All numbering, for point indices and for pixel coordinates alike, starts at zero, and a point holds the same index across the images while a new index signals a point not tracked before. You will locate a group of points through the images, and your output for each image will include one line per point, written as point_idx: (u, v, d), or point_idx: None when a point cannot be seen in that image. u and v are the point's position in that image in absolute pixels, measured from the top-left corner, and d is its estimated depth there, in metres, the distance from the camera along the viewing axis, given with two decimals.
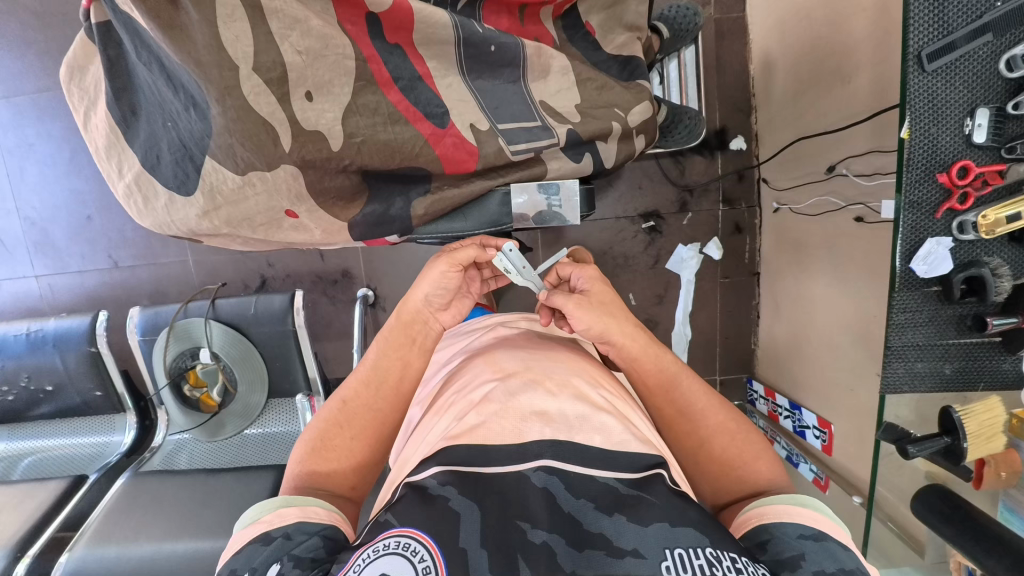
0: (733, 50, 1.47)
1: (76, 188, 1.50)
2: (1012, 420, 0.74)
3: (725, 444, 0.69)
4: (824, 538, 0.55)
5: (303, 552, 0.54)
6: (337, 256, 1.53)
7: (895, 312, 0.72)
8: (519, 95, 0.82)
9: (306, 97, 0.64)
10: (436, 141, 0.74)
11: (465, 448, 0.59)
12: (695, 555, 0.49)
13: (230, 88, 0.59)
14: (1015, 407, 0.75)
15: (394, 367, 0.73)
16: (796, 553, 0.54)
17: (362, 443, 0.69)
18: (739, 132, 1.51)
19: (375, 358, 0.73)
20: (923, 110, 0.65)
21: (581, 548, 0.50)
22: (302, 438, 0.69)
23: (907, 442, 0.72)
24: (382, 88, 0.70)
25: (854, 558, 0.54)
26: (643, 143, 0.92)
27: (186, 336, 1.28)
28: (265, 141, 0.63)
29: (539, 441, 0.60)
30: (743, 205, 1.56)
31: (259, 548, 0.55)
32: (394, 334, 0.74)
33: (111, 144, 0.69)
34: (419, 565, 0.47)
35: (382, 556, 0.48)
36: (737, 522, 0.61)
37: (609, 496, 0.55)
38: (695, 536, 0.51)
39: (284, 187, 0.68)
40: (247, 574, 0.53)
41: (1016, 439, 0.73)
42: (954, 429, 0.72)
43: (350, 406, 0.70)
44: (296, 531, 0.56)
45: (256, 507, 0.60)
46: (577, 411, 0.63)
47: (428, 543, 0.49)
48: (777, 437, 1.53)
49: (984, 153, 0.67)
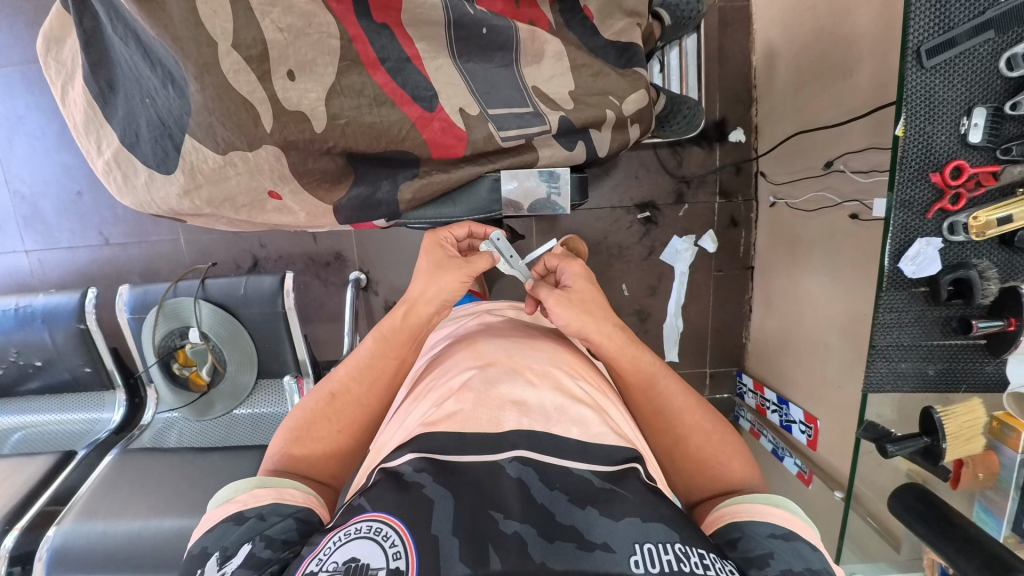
0: (736, 40, 1.44)
1: (66, 163, 1.48)
2: (992, 422, 0.74)
3: (699, 443, 0.69)
4: (794, 538, 0.55)
5: (276, 533, 0.55)
6: (329, 239, 1.52)
7: (883, 314, 0.72)
8: (511, 81, 0.80)
9: (289, 76, 0.64)
10: (424, 124, 0.73)
11: (442, 436, 0.59)
12: (664, 551, 0.49)
13: (208, 65, 0.58)
14: (997, 410, 0.75)
15: (389, 365, 0.74)
16: (766, 551, 0.54)
17: (348, 435, 0.70)
18: (738, 124, 1.49)
19: (370, 355, 0.73)
20: (920, 108, 0.64)
21: (552, 539, 0.49)
22: (285, 425, 0.69)
23: (887, 441, 0.72)
24: (369, 69, 0.69)
25: (821, 558, 0.55)
26: (637, 134, 0.90)
27: (175, 315, 1.27)
28: (245, 119, 0.62)
29: (517, 430, 0.60)
30: (740, 198, 1.55)
31: (231, 527, 0.55)
32: (395, 335, 0.74)
33: (89, 119, 0.67)
34: (390, 550, 0.47)
35: (354, 539, 0.49)
36: (709, 519, 0.61)
37: (583, 489, 0.54)
38: (665, 531, 0.51)
39: (266, 168, 0.68)
40: (218, 553, 0.53)
41: (996, 442, 0.73)
42: (934, 430, 0.72)
43: (340, 400, 0.70)
44: (269, 512, 0.57)
45: (230, 487, 0.60)
46: (556, 403, 0.63)
47: (400, 528, 0.49)
48: (764, 431, 1.55)
49: (979, 153, 0.66)
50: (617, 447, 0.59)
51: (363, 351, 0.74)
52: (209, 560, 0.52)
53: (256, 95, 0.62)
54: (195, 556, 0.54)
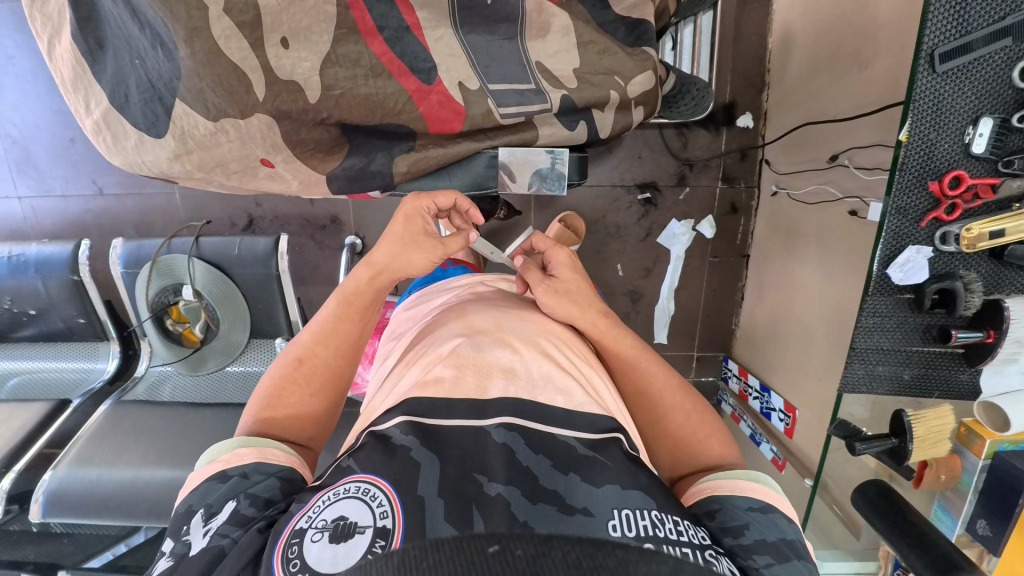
0: (753, 20, 1.39)
1: (58, 108, 1.44)
2: (960, 429, 0.76)
3: (680, 422, 0.72)
4: (770, 511, 0.58)
5: (260, 491, 0.57)
6: (326, 201, 1.51)
7: (863, 322, 0.73)
8: (514, 54, 0.78)
9: (282, 43, 0.63)
10: (420, 98, 0.72)
11: (427, 400, 0.61)
12: (640, 517, 0.51)
13: (197, 30, 0.58)
14: (965, 417, 0.77)
15: (351, 325, 0.73)
16: (741, 523, 0.56)
17: (318, 396, 0.71)
18: (748, 108, 1.46)
19: (329, 315, 0.73)
20: (926, 114, 0.62)
21: (535, 500, 0.51)
22: (255, 394, 0.69)
23: (856, 439, 0.74)
24: (366, 38, 0.67)
25: (795, 529, 0.58)
26: (641, 116, 0.88)
27: (168, 272, 1.27)
28: (237, 87, 0.62)
29: (502, 399, 0.61)
30: (742, 185, 1.53)
31: (215, 485, 0.58)
32: (355, 293, 0.74)
33: (76, 76, 0.65)
34: (377, 510, 0.49)
35: (342, 500, 0.50)
36: (689, 493, 0.64)
37: (566, 454, 0.56)
38: (643, 499, 0.53)
39: (258, 136, 0.67)
40: (203, 509, 0.56)
41: (960, 446, 0.76)
42: (903, 432, 0.74)
43: (305, 362, 0.71)
44: (252, 471, 0.59)
45: (212, 448, 0.62)
46: (543, 372, 0.65)
47: (387, 490, 0.50)
48: (743, 417, 1.59)
49: (980, 164, 0.65)
50: (599, 422, 0.61)
51: (323, 312, 0.74)
52: (194, 517, 0.55)
53: (248, 62, 0.61)
54: (182, 513, 0.57)
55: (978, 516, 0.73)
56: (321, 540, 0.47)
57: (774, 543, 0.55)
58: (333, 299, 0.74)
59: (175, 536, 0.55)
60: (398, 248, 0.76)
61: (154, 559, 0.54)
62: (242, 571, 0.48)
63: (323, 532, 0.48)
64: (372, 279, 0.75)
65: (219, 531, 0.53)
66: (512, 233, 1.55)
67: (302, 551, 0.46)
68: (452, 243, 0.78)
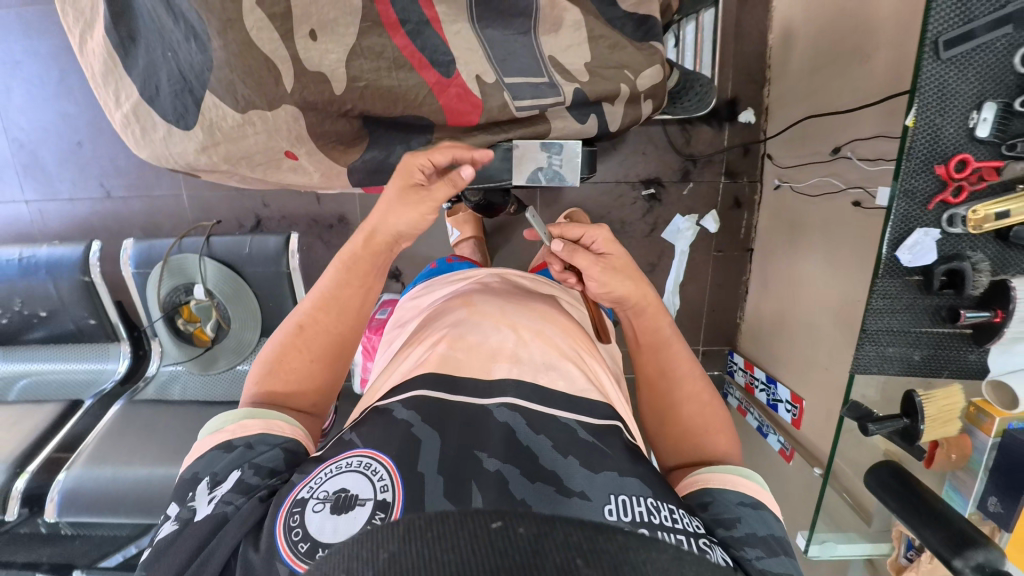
0: (754, 17, 1.42)
1: (64, 111, 1.45)
2: (970, 409, 0.78)
3: (694, 409, 0.73)
4: (762, 507, 0.59)
5: (264, 462, 0.57)
6: (333, 201, 1.52)
7: (873, 300, 0.74)
8: (529, 48, 0.78)
9: (310, 36, 0.64)
10: (439, 91, 0.73)
11: (450, 380, 0.62)
12: (637, 502, 0.52)
13: (232, 21, 0.59)
14: (975, 396, 0.78)
15: (354, 295, 0.72)
16: (734, 516, 0.58)
17: (319, 366, 0.70)
18: (750, 104, 1.49)
19: (334, 284, 0.72)
20: (932, 100, 0.64)
21: (533, 479, 0.52)
22: (259, 360, 0.70)
23: (869, 420, 0.76)
24: (389, 31, 0.68)
25: (783, 527, 0.59)
26: (650, 110, 0.90)
27: (180, 271, 1.28)
28: (266, 79, 0.63)
29: (505, 379, 0.62)
30: (745, 179, 1.55)
31: (220, 454, 0.58)
32: (360, 261, 0.72)
33: (108, 70, 0.66)
34: (378, 483, 0.50)
35: (344, 473, 0.52)
36: (683, 483, 0.65)
37: (583, 437, 0.57)
38: (639, 486, 0.54)
39: (284, 128, 0.68)
40: (209, 477, 0.56)
41: (970, 426, 0.77)
42: (915, 412, 0.76)
43: (309, 331, 0.70)
44: (257, 442, 0.59)
45: (219, 418, 0.62)
46: (545, 358, 0.66)
47: (388, 464, 0.52)
48: (750, 409, 1.61)
49: (985, 148, 0.67)
50: (599, 406, 0.62)
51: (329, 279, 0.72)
52: (199, 485, 0.56)
53: (279, 54, 0.62)
54: (187, 480, 0.57)
55: (989, 494, 0.74)
56: (322, 511, 0.48)
57: (763, 538, 0.56)
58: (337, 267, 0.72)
59: (180, 502, 0.56)
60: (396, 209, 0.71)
61: (160, 520, 0.55)
62: (245, 537, 0.50)
63: (324, 503, 0.49)
64: (369, 246, 0.72)
65: (223, 498, 0.54)
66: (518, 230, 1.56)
67: (303, 521, 0.48)
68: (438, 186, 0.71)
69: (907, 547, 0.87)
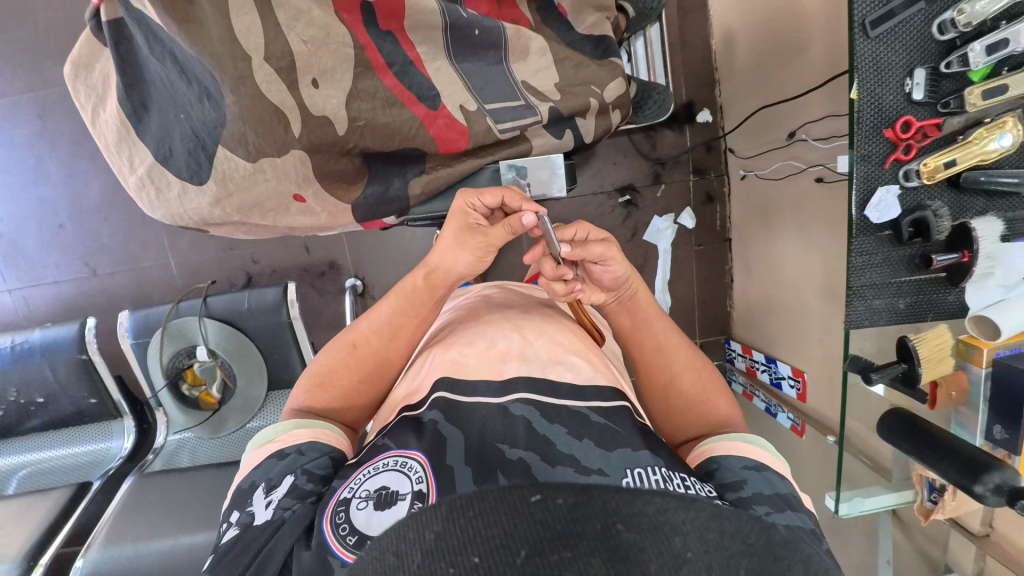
0: (696, 27, 1.54)
1: (43, 196, 1.46)
2: (960, 345, 0.83)
3: (691, 381, 0.77)
4: (765, 469, 0.62)
5: (316, 468, 0.59)
6: (322, 247, 1.55)
7: (854, 258, 0.81)
8: (503, 76, 0.86)
9: (313, 84, 0.69)
10: (430, 122, 0.78)
11: (485, 382, 0.64)
12: (652, 472, 0.54)
13: (243, 79, 0.63)
14: (961, 334, 0.84)
15: (409, 323, 0.76)
16: (739, 479, 0.61)
17: (362, 384, 0.74)
18: (705, 105, 1.59)
19: (391, 309, 0.75)
20: (869, 73, 0.72)
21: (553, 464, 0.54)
22: (309, 372, 0.73)
23: (870, 371, 0.81)
24: (379, 73, 0.74)
25: (789, 486, 0.61)
26: (618, 119, 0.97)
27: (180, 335, 1.29)
28: (276, 127, 0.67)
29: (516, 377, 0.65)
30: (713, 175, 1.65)
31: (274, 461, 0.59)
32: (418, 294, 0.76)
33: (121, 138, 0.70)
34: (414, 477, 0.53)
35: (381, 472, 0.54)
36: (692, 457, 0.68)
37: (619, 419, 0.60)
38: (650, 458, 0.56)
39: (292, 172, 0.72)
40: (264, 484, 0.58)
41: (964, 362, 0.82)
42: (910, 357, 0.81)
43: (361, 351, 0.74)
44: (308, 448, 0.61)
45: (270, 429, 0.64)
46: (550, 354, 0.69)
47: (420, 459, 0.55)
48: (756, 392, 1.65)
49: (923, 109, 0.75)
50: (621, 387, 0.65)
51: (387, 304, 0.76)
52: (256, 491, 0.57)
53: (287, 103, 0.67)
54: (245, 488, 0.58)
55: (994, 423, 0.78)
56: (366, 507, 0.51)
57: (770, 496, 0.58)
58: (396, 294, 0.76)
59: (239, 507, 0.57)
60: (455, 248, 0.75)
61: (220, 528, 0.56)
62: (298, 538, 0.52)
63: (367, 500, 0.51)
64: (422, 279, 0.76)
65: (280, 503, 0.55)
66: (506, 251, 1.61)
67: (349, 516, 0.50)
68: (494, 234, 0.73)
69: (929, 491, 0.92)
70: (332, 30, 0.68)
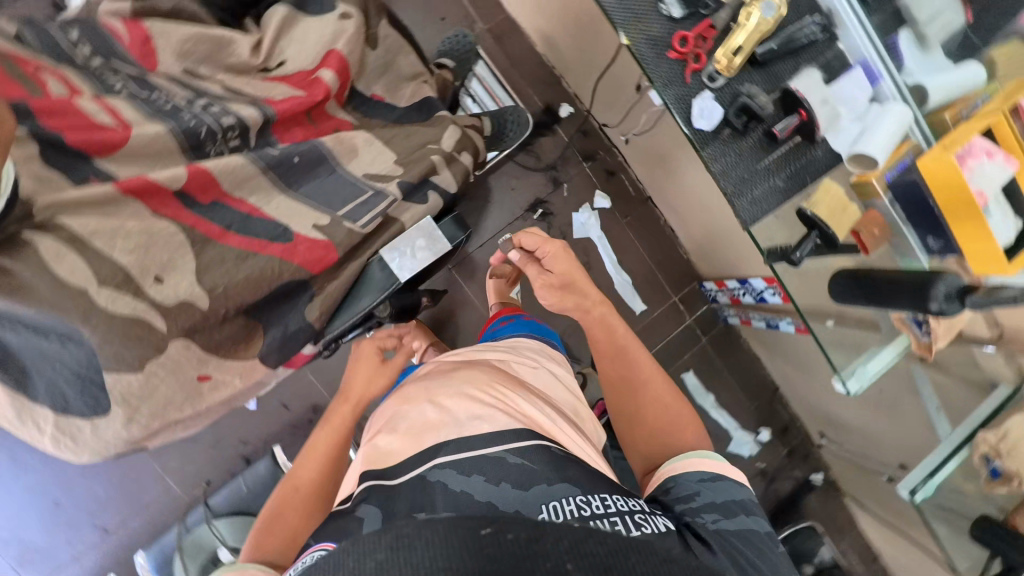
0: (516, 45, 1.65)
1: (29, 486, 1.48)
2: (857, 186, 0.87)
3: (657, 411, 0.83)
4: (720, 479, 0.70)
5: None
6: (299, 397, 1.57)
7: (712, 161, 0.83)
8: (342, 180, 0.91)
9: (157, 279, 0.74)
10: (290, 254, 0.82)
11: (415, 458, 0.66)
12: (566, 503, 0.60)
13: (88, 309, 0.68)
14: (852, 176, 0.87)
15: (331, 446, 0.80)
16: (693, 491, 0.69)
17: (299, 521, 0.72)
18: (561, 100, 1.68)
19: (315, 442, 0.81)
20: (626, 17, 0.80)
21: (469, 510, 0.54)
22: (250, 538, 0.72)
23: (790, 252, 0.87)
24: (220, 239, 0.79)
25: (744, 492, 0.71)
26: (471, 158, 1.02)
27: (198, 550, 1.27)
28: (142, 332, 0.71)
29: (438, 441, 0.67)
30: (602, 152, 1.72)
31: None
32: (340, 420, 0.85)
33: (20, 411, 0.74)
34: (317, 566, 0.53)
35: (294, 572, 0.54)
36: (649, 481, 0.76)
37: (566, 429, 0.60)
38: (569, 488, 0.62)
39: (183, 360, 0.76)
40: None
41: (869, 201, 0.88)
42: (816, 223, 0.84)
43: (293, 489, 0.75)
44: None
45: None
46: (469, 412, 0.71)
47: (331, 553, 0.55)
48: (751, 315, 1.64)
49: (691, 19, 0.81)
50: None
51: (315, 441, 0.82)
52: None
53: (140, 308, 0.72)
54: None
55: (924, 236, 0.85)
56: None
57: (722, 502, 0.67)
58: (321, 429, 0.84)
59: None
60: (371, 373, 0.91)
61: None
62: None
63: None
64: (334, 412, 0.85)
65: None
66: (461, 312, 1.65)
67: None
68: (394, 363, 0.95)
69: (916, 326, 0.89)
70: (154, 232, 0.74)
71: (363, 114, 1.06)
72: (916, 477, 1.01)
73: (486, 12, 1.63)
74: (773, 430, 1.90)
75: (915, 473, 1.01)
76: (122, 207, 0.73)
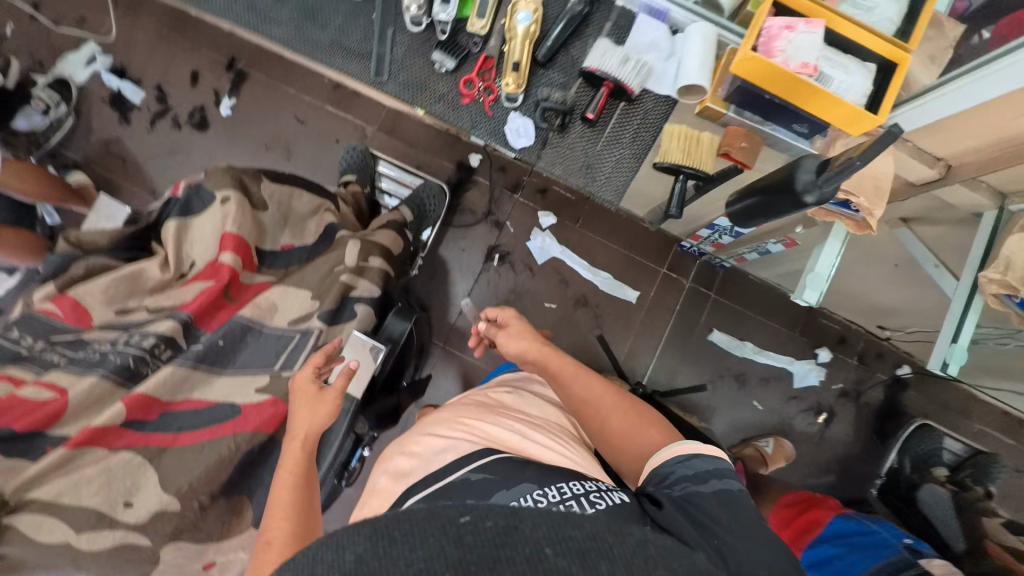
0: (407, 128, 1.76)
1: None
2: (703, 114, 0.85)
3: (622, 423, 0.92)
4: (696, 456, 0.71)
5: None
6: None
7: (549, 168, 0.86)
8: (268, 337, 1.03)
9: (127, 504, 0.85)
10: (243, 425, 0.94)
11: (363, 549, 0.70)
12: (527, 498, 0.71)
13: (77, 556, 0.80)
14: (696, 105, 0.85)
15: (305, 486, 0.71)
16: (670, 471, 0.72)
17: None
18: (468, 153, 1.75)
19: (279, 493, 0.69)
20: (411, 92, 0.86)
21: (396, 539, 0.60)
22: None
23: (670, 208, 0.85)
24: (176, 442, 0.91)
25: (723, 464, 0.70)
26: (380, 258, 1.16)
27: None
28: (133, 553, 0.83)
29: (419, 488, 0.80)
30: (527, 176, 1.76)
31: None
32: (297, 460, 0.74)
33: None
34: None
35: None
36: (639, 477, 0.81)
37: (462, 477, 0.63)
38: (527, 484, 0.74)
39: (182, 557, 0.88)
40: None
41: (721, 121, 0.85)
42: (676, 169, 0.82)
43: (289, 540, 0.62)
44: None
45: None
46: (439, 449, 0.89)
47: None
48: (741, 251, 1.53)
49: (469, 61, 0.85)
50: None
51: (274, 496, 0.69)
52: None
53: (119, 535, 0.83)
54: None
55: (791, 125, 0.81)
56: None
57: (694, 481, 0.68)
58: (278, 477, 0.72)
59: None
60: (319, 404, 0.83)
61: None
62: None
63: None
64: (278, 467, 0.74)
65: None
66: (473, 378, 1.71)
67: None
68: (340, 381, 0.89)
69: (845, 207, 0.87)
70: (112, 466, 0.85)
71: (280, 269, 1.20)
72: (943, 347, 0.92)
73: (371, 116, 1.76)
74: (832, 345, 1.77)
75: (940, 345, 0.92)
76: (79, 460, 0.84)
